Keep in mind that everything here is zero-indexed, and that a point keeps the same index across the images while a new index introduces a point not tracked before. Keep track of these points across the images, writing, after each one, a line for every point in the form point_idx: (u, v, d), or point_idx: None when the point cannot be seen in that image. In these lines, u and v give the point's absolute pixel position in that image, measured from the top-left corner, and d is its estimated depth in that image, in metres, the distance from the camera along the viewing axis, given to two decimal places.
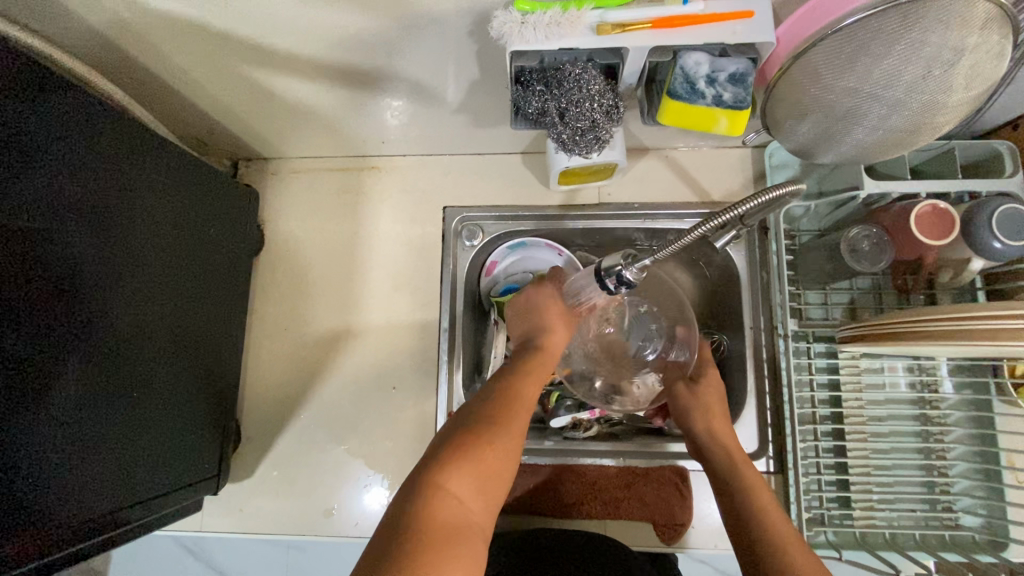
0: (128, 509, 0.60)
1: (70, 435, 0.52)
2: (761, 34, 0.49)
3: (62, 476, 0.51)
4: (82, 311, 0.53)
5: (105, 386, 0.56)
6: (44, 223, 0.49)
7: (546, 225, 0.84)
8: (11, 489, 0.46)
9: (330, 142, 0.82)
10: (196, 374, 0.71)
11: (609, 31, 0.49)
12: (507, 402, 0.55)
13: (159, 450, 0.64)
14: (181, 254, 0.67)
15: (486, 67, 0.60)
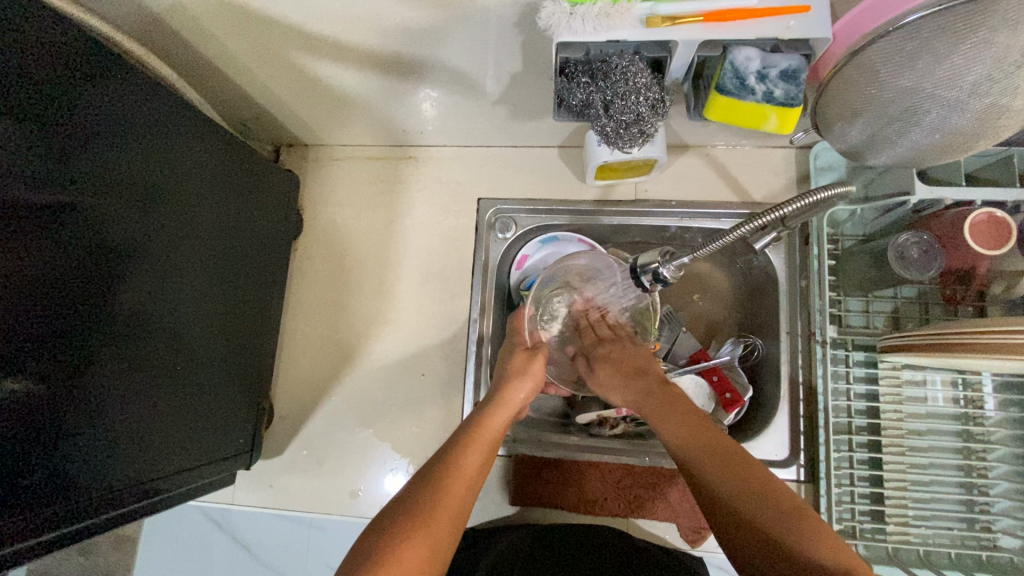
0: (161, 480, 0.62)
1: (112, 405, 0.54)
2: (817, 29, 0.47)
3: (99, 444, 0.53)
4: (116, 290, 0.54)
5: (136, 364, 0.57)
6: (98, 200, 0.51)
7: (580, 221, 0.83)
8: (47, 460, 0.48)
9: (368, 131, 0.83)
10: (232, 353, 0.73)
11: (659, 23, 0.48)
12: (446, 483, 0.54)
13: (189, 428, 0.65)
14: (221, 239, 0.69)
15: (529, 59, 0.60)
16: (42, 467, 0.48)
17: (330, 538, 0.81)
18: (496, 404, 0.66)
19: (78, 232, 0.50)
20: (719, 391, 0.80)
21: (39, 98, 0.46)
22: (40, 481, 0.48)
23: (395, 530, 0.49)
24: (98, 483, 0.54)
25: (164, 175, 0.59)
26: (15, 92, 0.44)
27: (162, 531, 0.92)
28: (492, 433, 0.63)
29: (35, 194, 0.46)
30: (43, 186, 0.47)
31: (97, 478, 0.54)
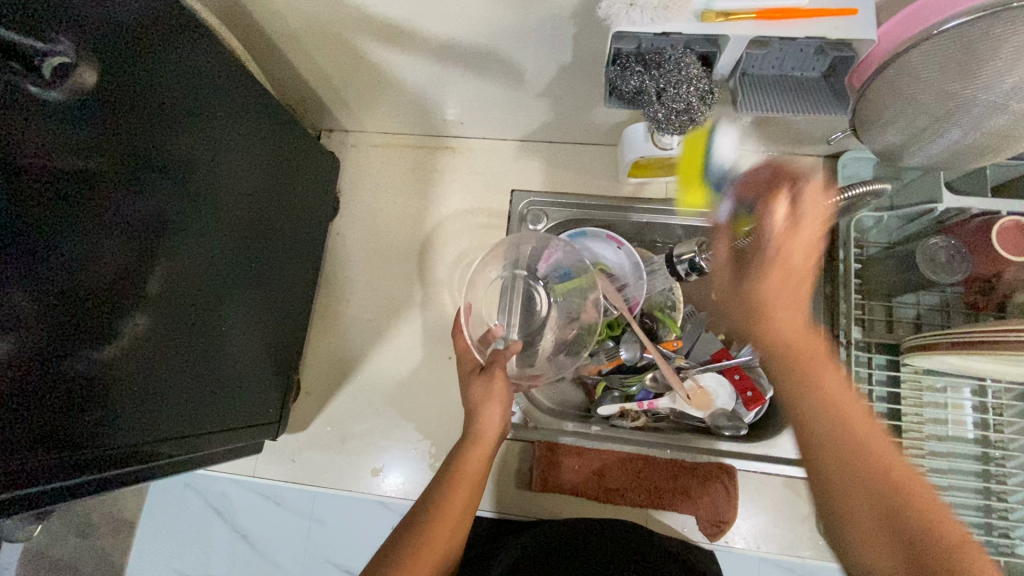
0: (197, 443, 0.62)
1: (141, 364, 0.52)
2: (862, 30, 0.50)
3: (122, 401, 0.51)
4: (171, 255, 0.54)
5: (180, 329, 0.57)
6: (155, 150, 0.50)
7: (611, 216, 0.86)
8: (106, 421, 0.49)
9: (409, 118, 0.86)
10: (252, 323, 0.71)
11: (713, 18, 0.51)
12: (428, 531, 0.62)
13: (222, 393, 0.66)
14: (254, 206, 0.67)
15: (579, 51, 0.63)
16: (101, 428, 0.49)
17: (349, 516, 0.82)
18: (473, 440, 0.69)
19: (134, 179, 0.48)
20: (741, 389, 0.80)
21: (111, 55, 0.43)
22: (99, 443, 0.49)
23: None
24: (146, 444, 0.54)
25: (214, 136, 0.57)
26: (107, 50, 0.43)
27: (174, 504, 0.91)
28: (474, 465, 0.67)
29: (105, 136, 0.44)
30: (113, 131, 0.45)
31: (149, 439, 0.55)
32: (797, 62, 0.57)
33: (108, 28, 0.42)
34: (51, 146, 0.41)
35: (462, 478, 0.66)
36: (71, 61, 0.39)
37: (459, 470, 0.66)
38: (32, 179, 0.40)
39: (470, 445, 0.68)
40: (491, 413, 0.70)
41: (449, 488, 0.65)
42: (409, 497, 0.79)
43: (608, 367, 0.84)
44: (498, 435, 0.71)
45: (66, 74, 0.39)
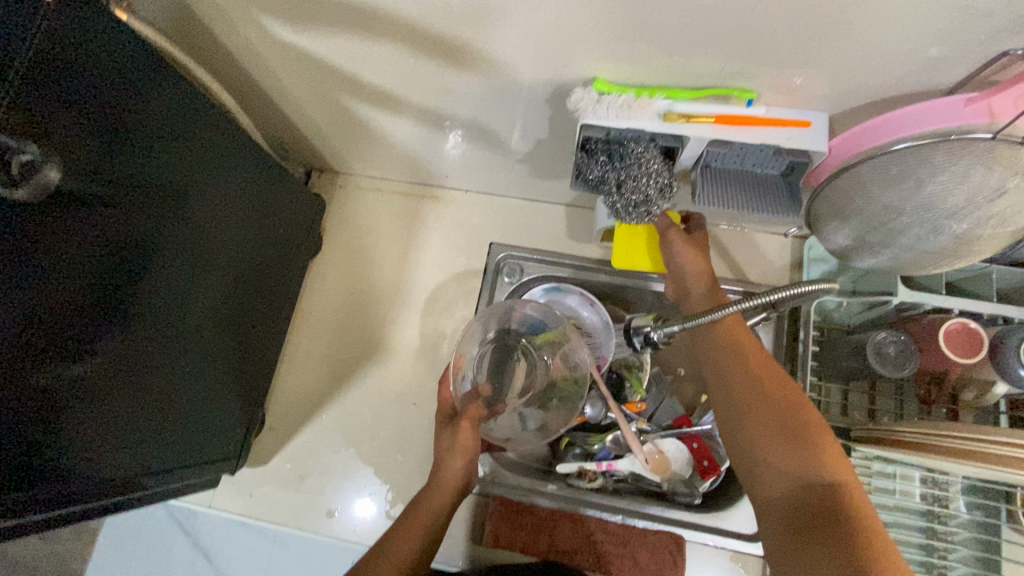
0: (150, 476, 0.63)
1: (102, 392, 0.53)
2: (814, 141, 0.54)
3: (79, 429, 0.51)
4: (142, 286, 0.56)
5: (145, 358, 0.58)
6: (123, 195, 0.50)
7: (583, 277, 0.87)
8: (58, 454, 0.50)
9: (396, 167, 0.89)
10: (213, 358, 0.71)
11: (674, 119, 0.54)
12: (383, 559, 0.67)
13: (182, 422, 0.67)
14: (223, 241, 0.67)
15: (556, 128, 0.66)
16: (54, 460, 0.49)
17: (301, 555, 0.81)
18: (438, 482, 0.74)
19: (99, 231, 0.49)
20: (697, 458, 0.83)
21: (92, 105, 0.45)
22: (50, 474, 0.49)
23: None
24: (96, 474, 0.55)
25: (183, 177, 0.57)
26: (84, 105, 0.44)
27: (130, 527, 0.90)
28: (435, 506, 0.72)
29: (70, 201, 0.45)
30: (80, 190, 0.46)
31: (103, 465, 0.56)
32: (757, 160, 0.60)
33: (88, 89, 0.44)
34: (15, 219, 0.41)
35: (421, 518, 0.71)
36: (38, 157, 0.41)
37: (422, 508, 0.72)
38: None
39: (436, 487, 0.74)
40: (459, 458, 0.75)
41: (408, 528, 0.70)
42: (362, 542, 0.80)
43: (573, 424, 0.87)
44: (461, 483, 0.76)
45: (32, 170, 0.40)
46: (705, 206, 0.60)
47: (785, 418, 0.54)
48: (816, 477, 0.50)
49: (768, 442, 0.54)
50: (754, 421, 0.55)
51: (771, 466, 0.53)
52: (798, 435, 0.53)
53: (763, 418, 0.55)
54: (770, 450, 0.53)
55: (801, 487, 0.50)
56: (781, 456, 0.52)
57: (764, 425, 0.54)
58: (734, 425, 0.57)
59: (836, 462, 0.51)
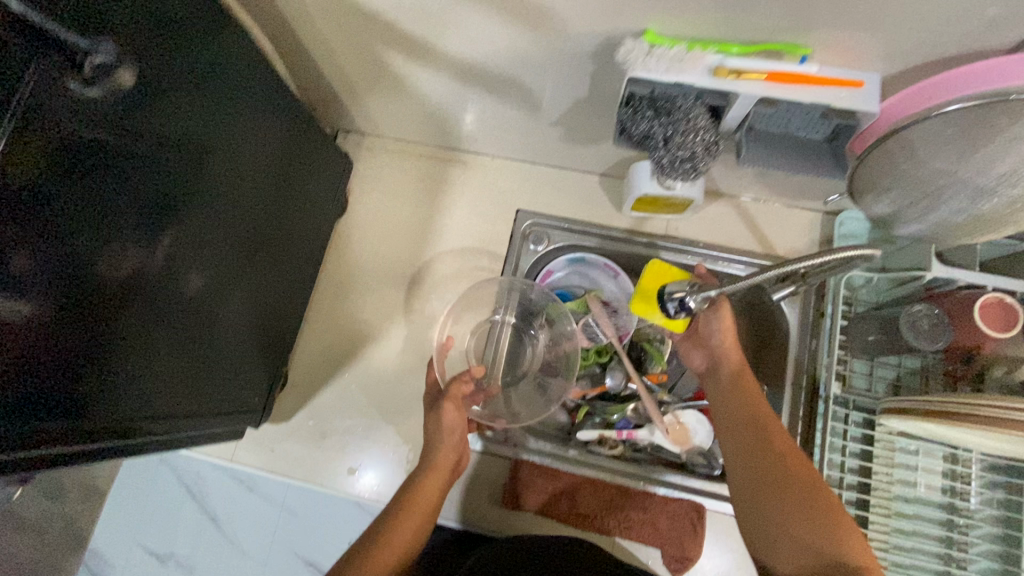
0: (170, 425, 0.61)
1: (132, 333, 0.51)
2: (866, 102, 0.53)
3: (110, 368, 0.49)
4: (175, 227, 0.54)
5: (173, 303, 0.56)
6: (179, 133, 0.50)
7: (610, 246, 0.87)
8: (89, 391, 0.47)
9: (425, 129, 0.88)
10: (243, 314, 0.71)
11: (725, 74, 0.53)
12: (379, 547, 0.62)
13: (204, 374, 0.65)
14: (263, 196, 0.68)
15: (596, 87, 0.65)
16: (86, 397, 0.47)
17: None
18: (428, 465, 0.71)
19: (156, 166, 0.49)
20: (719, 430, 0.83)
21: (145, 25, 0.44)
22: (80, 412, 0.47)
23: None
24: (122, 419, 0.53)
25: (233, 127, 0.58)
26: (138, 22, 0.43)
27: None
28: (430, 490, 0.70)
29: (133, 128, 0.45)
30: (142, 117, 0.46)
31: (130, 411, 0.53)
32: (803, 123, 0.59)
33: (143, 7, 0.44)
34: (84, 136, 0.41)
35: (412, 511, 0.67)
36: (114, 63, 0.41)
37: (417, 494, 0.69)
38: (60, 157, 0.40)
39: (426, 473, 0.71)
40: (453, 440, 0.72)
41: (404, 510, 0.67)
42: (383, 500, 0.80)
43: (593, 394, 0.87)
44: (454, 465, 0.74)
45: (107, 72, 0.41)
46: (750, 167, 0.60)
47: (795, 488, 0.55)
48: (836, 548, 0.51)
49: (786, 524, 0.54)
50: (761, 505, 0.56)
51: (789, 548, 0.53)
52: (804, 504, 0.54)
53: (769, 500, 0.56)
54: (781, 542, 0.54)
55: (823, 558, 0.50)
56: (798, 534, 0.53)
57: (771, 511, 0.55)
58: (752, 506, 0.57)
59: (852, 535, 0.52)
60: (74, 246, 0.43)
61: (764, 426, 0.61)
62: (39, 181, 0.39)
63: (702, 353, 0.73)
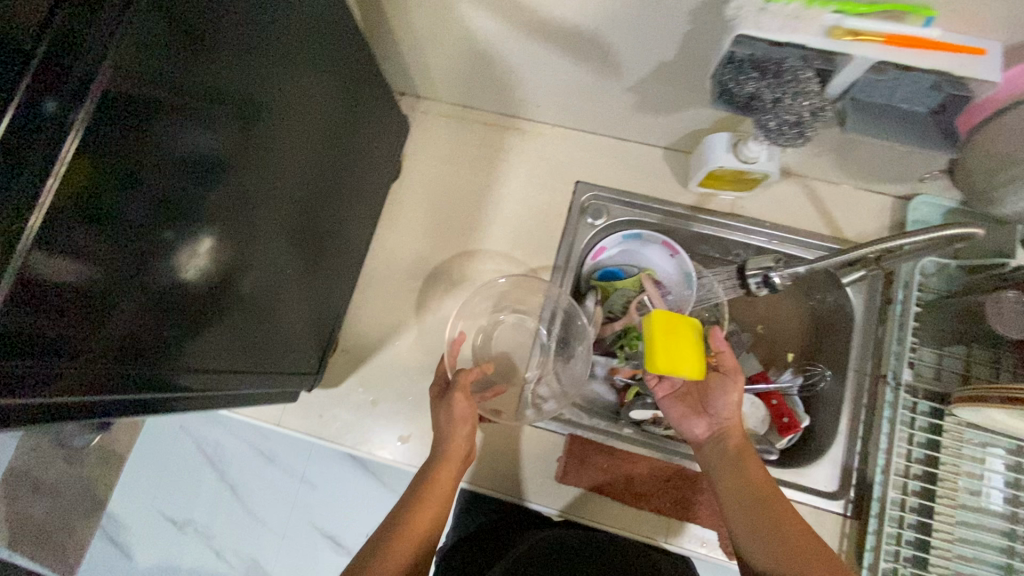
0: (224, 378, 0.57)
1: (195, 269, 0.47)
2: (989, 71, 0.50)
3: (172, 304, 0.45)
4: (245, 159, 0.50)
5: (236, 245, 0.52)
6: (263, 91, 0.50)
7: (671, 222, 0.84)
8: (154, 327, 0.44)
9: (485, 93, 0.85)
10: (308, 280, 0.71)
11: (841, 36, 0.50)
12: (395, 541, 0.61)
13: (257, 326, 0.61)
14: (330, 160, 0.67)
15: (686, 49, 0.62)
16: (150, 333, 0.43)
17: None
18: (430, 481, 0.67)
19: (246, 122, 0.48)
20: (777, 414, 0.81)
21: None
22: (143, 350, 0.43)
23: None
24: (179, 364, 0.48)
25: (306, 87, 0.58)
26: None
27: None
28: (444, 480, 0.68)
29: (226, 80, 0.45)
30: (233, 70, 0.45)
31: (188, 356, 0.50)
32: (909, 93, 0.56)
33: None
34: (190, 85, 0.41)
35: (415, 532, 0.62)
36: None
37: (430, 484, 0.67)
38: (171, 106, 0.40)
39: (427, 491, 0.66)
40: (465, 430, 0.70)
41: (420, 499, 0.65)
42: None
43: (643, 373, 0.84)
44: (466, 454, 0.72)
45: None
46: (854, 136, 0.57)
47: (801, 553, 0.59)
48: None
49: None
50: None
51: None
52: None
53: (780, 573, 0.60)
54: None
55: None
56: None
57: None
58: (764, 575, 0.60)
59: None
60: (181, 200, 0.43)
61: (763, 494, 0.64)
62: (155, 130, 0.39)
63: (704, 420, 0.73)
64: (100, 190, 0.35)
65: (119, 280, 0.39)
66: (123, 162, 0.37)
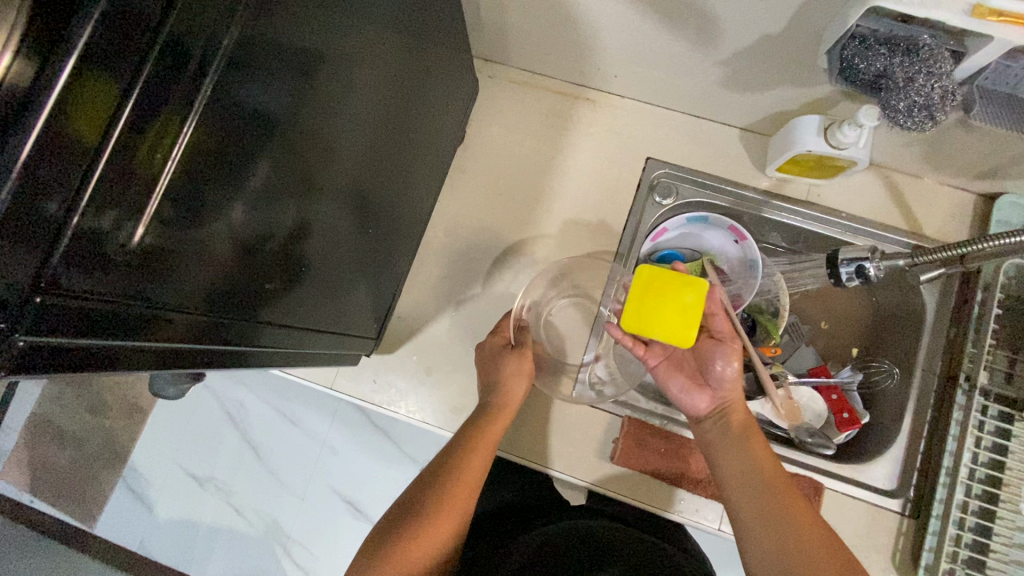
0: (292, 336, 0.54)
1: (267, 220, 0.42)
2: None
3: (242, 257, 0.41)
4: (322, 98, 0.44)
5: (309, 195, 0.47)
6: (346, 32, 0.45)
7: (743, 207, 0.82)
8: (223, 280, 0.40)
9: (559, 60, 0.81)
10: (377, 246, 0.69)
11: (984, 15, 0.45)
12: (447, 488, 0.63)
13: (324, 284, 0.57)
14: (403, 125, 0.64)
15: (798, 24, 0.59)
16: (218, 287, 0.39)
17: None
18: (470, 445, 0.66)
19: (332, 79, 0.45)
20: (838, 409, 0.80)
21: None
22: (213, 305, 0.39)
23: (402, 536, 0.60)
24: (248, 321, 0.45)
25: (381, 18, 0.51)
26: None
27: None
28: (494, 432, 0.68)
29: (321, 40, 0.41)
30: (321, 6, 0.40)
31: (257, 312, 0.46)
32: None
33: None
34: (280, 33, 0.37)
35: (453, 498, 0.63)
36: None
37: (483, 432, 0.67)
38: (271, 68, 0.37)
39: (465, 455, 0.65)
40: (523, 382, 0.72)
41: (472, 448, 0.66)
42: None
43: None
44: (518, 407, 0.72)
45: None
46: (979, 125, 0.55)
47: (797, 527, 0.59)
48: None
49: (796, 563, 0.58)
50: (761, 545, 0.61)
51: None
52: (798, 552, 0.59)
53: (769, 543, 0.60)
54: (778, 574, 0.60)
55: None
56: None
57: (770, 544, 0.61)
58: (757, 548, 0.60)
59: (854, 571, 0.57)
60: (275, 166, 0.41)
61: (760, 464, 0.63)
62: (256, 94, 0.36)
63: (706, 393, 0.70)
64: (212, 155, 0.34)
65: (209, 243, 0.37)
66: (231, 125, 0.35)
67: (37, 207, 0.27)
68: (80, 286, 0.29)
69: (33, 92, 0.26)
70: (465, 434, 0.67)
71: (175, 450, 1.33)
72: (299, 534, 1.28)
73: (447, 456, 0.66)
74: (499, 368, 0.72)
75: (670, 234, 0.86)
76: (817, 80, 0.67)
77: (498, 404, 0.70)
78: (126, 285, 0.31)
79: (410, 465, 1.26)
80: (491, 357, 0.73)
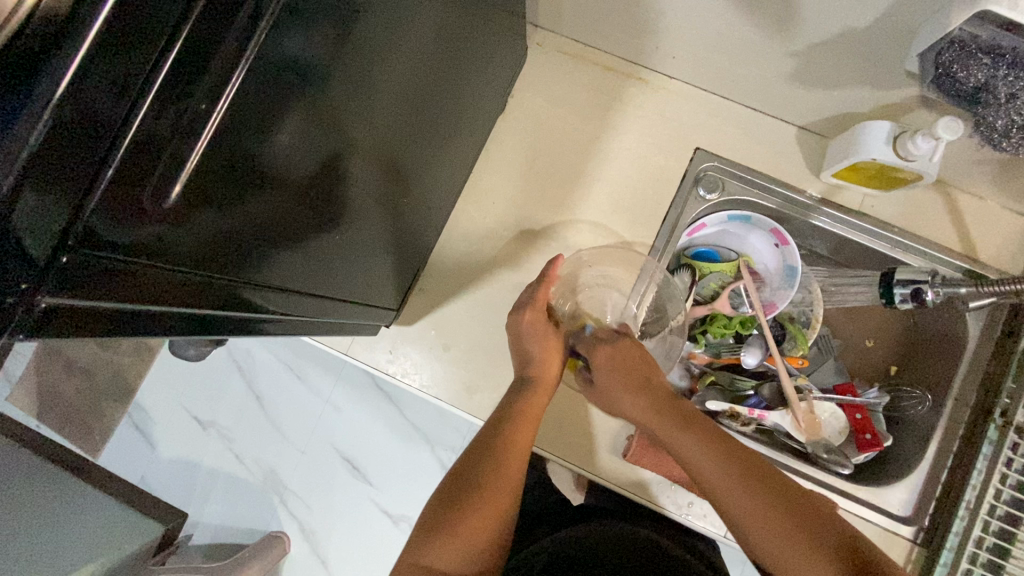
0: (309, 302, 0.51)
1: (293, 177, 0.39)
2: None
3: (265, 216, 0.38)
4: (362, 43, 0.39)
5: (339, 151, 0.44)
6: None
7: (790, 210, 0.78)
8: (244, 241, 0.37)
9: (616, 34, 0.76)
10: (401, 222, 0.65)
11: None
12: (497, 459, 0.62)
13: (346, 249, 0.54)
14: (441, 89, 0.60)
15: (887, 20, 0.54)
16: (239, 248, 0.36)
17: None
18: (518, 417, 0.65)
19: (375, 22, 0.40)
20: (860, 429, 0.78)
21: None
22: (233, 266, 0.37)
23: (461, 507, 0.59)
24: (265, 283, 0.42)
25: None
26: None
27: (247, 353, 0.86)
28: (537, 406, 0.67)
29: None
30: None
31: (275, 275, 0.43)
32: None
33: None
34: None
35: (506, 468, 0.61)
36: None
37: (526, 406, 0.66)
38: (318, 16, 0.33)
39: (513, 427, 0.64)
40: (551, 364, 0.70)
41: (516, 421, 0.64)
42: None
43: (720, 363, 0.84)
44: (552, 385, 0.70)
45: None
46: None
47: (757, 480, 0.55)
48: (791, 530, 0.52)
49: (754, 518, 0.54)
50: (768, 526, 0.53)
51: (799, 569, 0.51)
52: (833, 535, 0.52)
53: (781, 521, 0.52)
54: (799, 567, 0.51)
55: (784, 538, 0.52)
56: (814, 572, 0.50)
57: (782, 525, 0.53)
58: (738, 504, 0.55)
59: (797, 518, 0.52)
60: (308, 125, 0.37)
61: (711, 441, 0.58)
62: (301, 41, 0.32)
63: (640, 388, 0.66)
64: (250, 111, 0.31)
65: (235, 202, 0.34)
66: (271, 78, 0.31)
67: (77, 149, 0.25)
68: (106, 236, 0.26)
69: (70, 26, 0.23)
70: (511, 408, 0.65)
71: (182, 392, 1.33)
72: (298, 488, 1.29)
73: (494, 428, 0.64)
74: (524, 347, 0.70)
75: (707, 230, 0.83)
76: (895, 83, 0.62)
77: (530, 381, 0.68)
78: (149, 240, 0.28)
79: (413, 433, 1.26)
80: (522, 327, 0.70)
